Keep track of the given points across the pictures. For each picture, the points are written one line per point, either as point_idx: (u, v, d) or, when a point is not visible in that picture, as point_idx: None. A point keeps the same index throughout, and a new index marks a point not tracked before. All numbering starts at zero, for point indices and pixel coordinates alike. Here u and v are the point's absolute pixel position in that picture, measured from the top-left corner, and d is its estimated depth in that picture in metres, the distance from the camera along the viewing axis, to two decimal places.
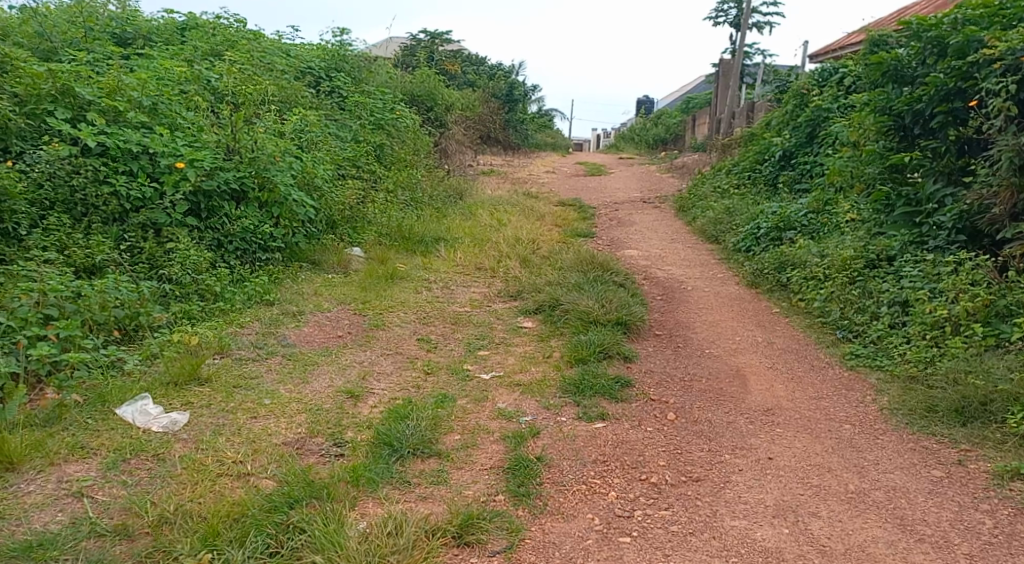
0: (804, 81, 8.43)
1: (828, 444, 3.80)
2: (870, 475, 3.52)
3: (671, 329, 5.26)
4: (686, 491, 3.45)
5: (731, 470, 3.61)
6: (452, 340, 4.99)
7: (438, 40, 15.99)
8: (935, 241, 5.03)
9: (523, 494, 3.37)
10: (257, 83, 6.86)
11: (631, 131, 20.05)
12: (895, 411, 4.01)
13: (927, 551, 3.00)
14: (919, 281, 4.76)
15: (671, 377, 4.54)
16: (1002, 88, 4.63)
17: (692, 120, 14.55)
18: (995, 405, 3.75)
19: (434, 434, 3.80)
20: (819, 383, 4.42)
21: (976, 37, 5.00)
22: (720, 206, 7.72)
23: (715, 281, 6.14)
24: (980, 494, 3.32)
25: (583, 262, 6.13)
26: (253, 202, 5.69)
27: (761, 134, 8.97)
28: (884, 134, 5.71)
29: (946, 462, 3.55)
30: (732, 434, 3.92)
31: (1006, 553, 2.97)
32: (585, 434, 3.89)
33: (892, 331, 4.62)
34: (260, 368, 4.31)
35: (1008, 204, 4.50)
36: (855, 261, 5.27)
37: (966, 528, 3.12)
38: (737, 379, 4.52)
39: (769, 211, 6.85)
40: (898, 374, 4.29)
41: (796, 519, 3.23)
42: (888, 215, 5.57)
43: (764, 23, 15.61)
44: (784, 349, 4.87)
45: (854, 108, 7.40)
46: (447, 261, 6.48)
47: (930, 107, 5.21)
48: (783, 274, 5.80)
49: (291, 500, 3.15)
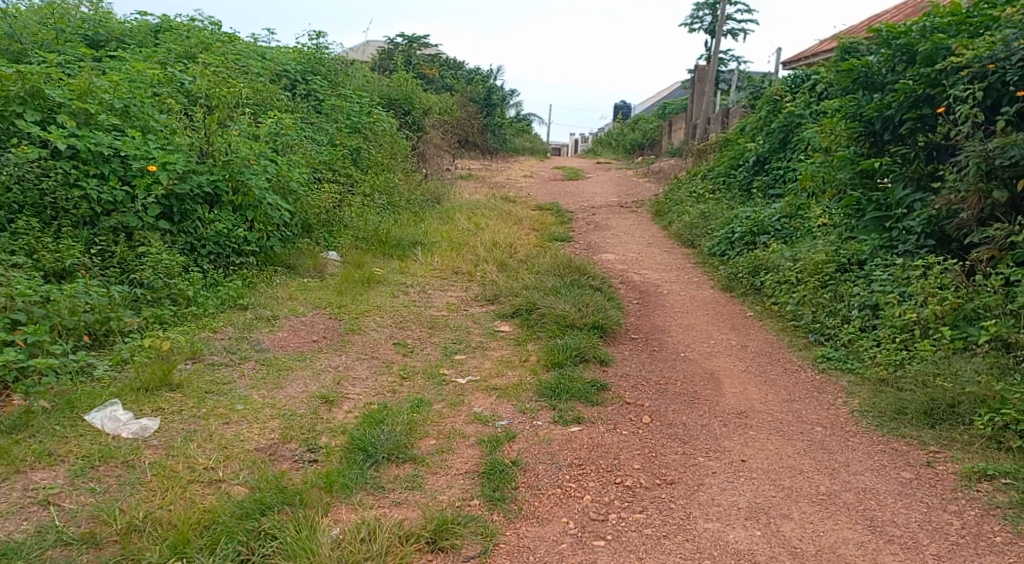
0: (778, 87, 8.54)
1: (800, 446, 3.84)
2: (841, 477, 3.55)
3: (646, 332, 5.29)
4: (660, 493, 3.47)
5: (705, 472, 3.63)
6: (428, 345, 4.98)
7: (417, 44, 15.97)
8: (905, 245, 5.08)
9: (497, 498, 3.37)
10: (231, 85, 6.81)
11: (608, 136, 20.14)
12: (866, 413, 4.06)
13: (896, 552, 3.04)
14: (889, 285, 4.83)
15: (646, 380, 4.57)
16: (970, 95, 4.74)
17: (669, 125, 14.64)
18: (963, 406, 3.81)
19: (409, 439, 3.78)
20: (792, 386, 4.46)
21: (944, 45, 5.10)
22: (696, 210, 7.78)
23: (690, 284, 6.18)
24: (948, 495, 3.37)
25: (559, 266, 6.15)
26: (227, 206, 5.65)
27: (736, 139, 9.06)
28: (855, 140, 5.79)
29: (916, 463, 3.60)
30: (706, 437, 3.95)
31: (973, 553, 3.02)
32: (560, 438, 3.90)
33: (863, 334, 4.68)
34: (233, 373, 4.27)
35: (975, 209, 4.60)
36: (827, 265, 5.33)
37: (934, 528, 3.16)
38: (712, 382, 4.55)
39: (744, 216, 6.91)
40: (869, 377, 4.34)
41: (768, 521, 3.26)
42: (859, 220, 5.63)
43: (739, 30, 15.78)
44: (757, 353, 4.91)
45: (825, 114, 7.49)
46: (423, 265, 6.48)
47: (899, 113, 5.28)
48: (757, 278, 5.86)
49: (263, 506, 3.12)
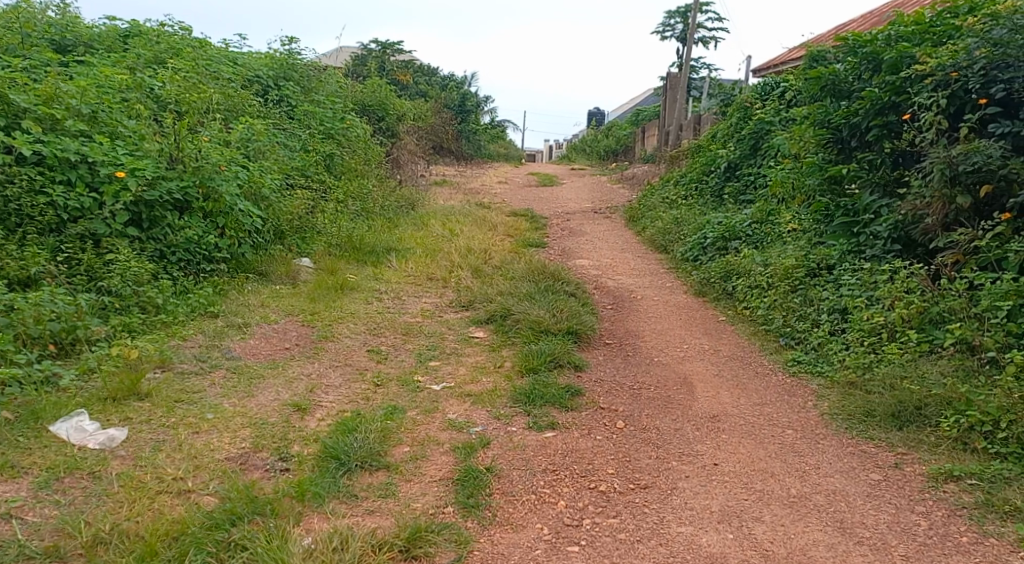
0: (747, 95, 8.64)
1: (771, 449, 3.87)
2: (812, 479, 3.59)
3: (620, 337, 5.31)
4: (634, 498, 3.48)
5: (678, 476, 3.65)
6: (402, 351, 4.96)
7: (390, 50, 15.94)
8: (872, 250, 5.17)
9: (471, 505, 3.36)
10: (202, 90, 6.74)
11: (582, 143, 20.24)
12: (835, 416, 4.11)
13: (865, 553, 3.08)
14: (857, 289, 4.90)
15: (620, 385, 4.59)
16: (933, 103, 4.84)
17: (642, 132, 14.75)
18: (929, 409, 3.88)
19: (382, 447, 3.76)
20: (763, 389, 4.51)
21: (908, 53, 5.19)
22: (669, 216, 7.84)
23: (663, 289, 6.23)
24: (916, 496, 3.42)
25: (534, 272, 6.17)
26: (198, 212, 5.58)
27: (708, 145, 9.16)
28: (823, 147, 5.85)
29: (884, 465, 3.66)
30: (679, 441, 3.98)
31: (940, 553, 3.06)
32: (535, 444, 3.90)
33: (832, 337, 4.74)
34: (203, 382, 4.22)
35: (939, 215, 4.68)
36: (797, 269, 5.40)
37: (902, 530, 3.21)
38: (684, 387, 4.59)
39: (716, 221, 6.98)
40: (838, 381, 4.40)
41: (741, 524, 3.28)
42: (828, 225, 5.72)
43: (710, 38, 15.97)
44: (729, 357, 4.96)
45: (794, 121, 7.59)
46: (398, 271, 6.45)
47: (866, 121, 5.40)
48: (729, 282, 5.91)
49: (233, 516, 3.08)
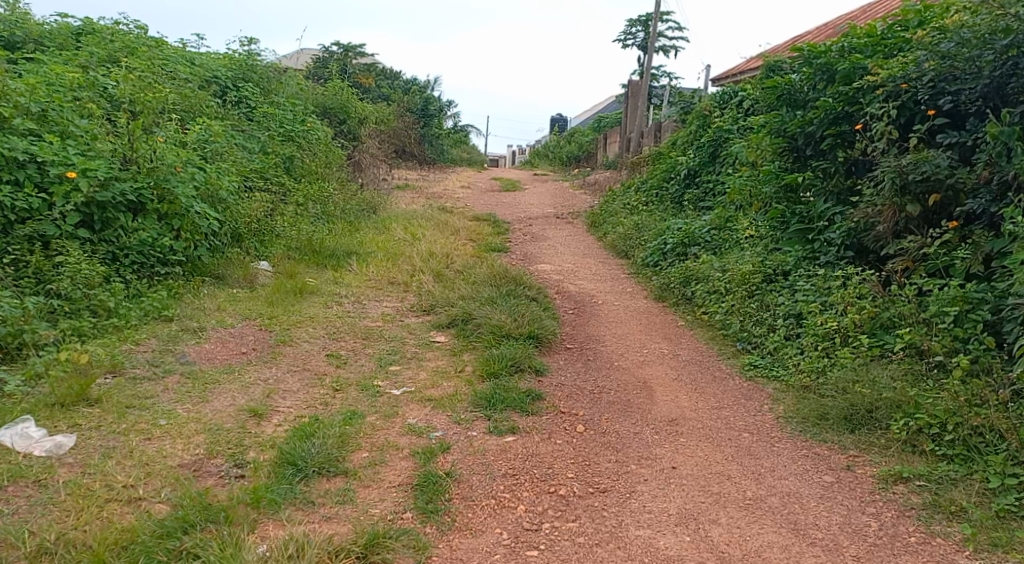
0: (706, 103, 8.78)
1: (728, 452, 3.93)
2: (767, 482, 3.65)
3: (581, 342, 5.33)
4: (593, 502, 3.49)
5: (637, 480, 3.68)
6: (362, 356, 4.91)
7: (352, 53, 15.85)
8: (826, 256, 5.29)
9: (430, 510, 3.34)
10: (158, 90, 6.62)
11: (545, 148, 20.32)
12: (789, 419, 4.19)
13: (817, 554, 3.13)
14: (812, 294, 5.01)
15: (581, 390, 4.61)
16: (885, 113, 4.97)
17: (603, 138, 14.90)
18: (880, 412, 3.97)
19: (340, 452, 3.72)
20: (721, 393, 4.57)
21: (861, 64, 5.34)
22: (630, 221, 7.92)
23: (624, 294, 6.27)
24: (867, 497, 3.49)
25: (495, 276, 6.17)
26: (152, 214, 5.47)
27: (668, 152, 9.27)
28: (779, 155, 5.98)
29: (836, 467, 3.73)
30: (638, 444, 4.01)
31: (889, 553, 3.13)
32: (495, 448, 3.90)
33: (787, 342, 4.83)
34: (156, 387, 4.13)
35: (890, 222, 4.80)
36: (754, 275, 5.49)
37: (854, 531, 3.27)
38: (644, 391, 4.63)
39: (676, 227, 7.06)
40: (793, 385, 4.49)
41: (697, 526, 3.32)
42: (784, 232, 5.83)
43: (669, 47, 16.19)
44: (688, 361, 5.02)
45: (751, 130, 7.73)
46: (359, 275, 6.40)
47: (820, 130, 5.50)
48: (688, 288, 5.99)
49: (185, 524, 3.02)
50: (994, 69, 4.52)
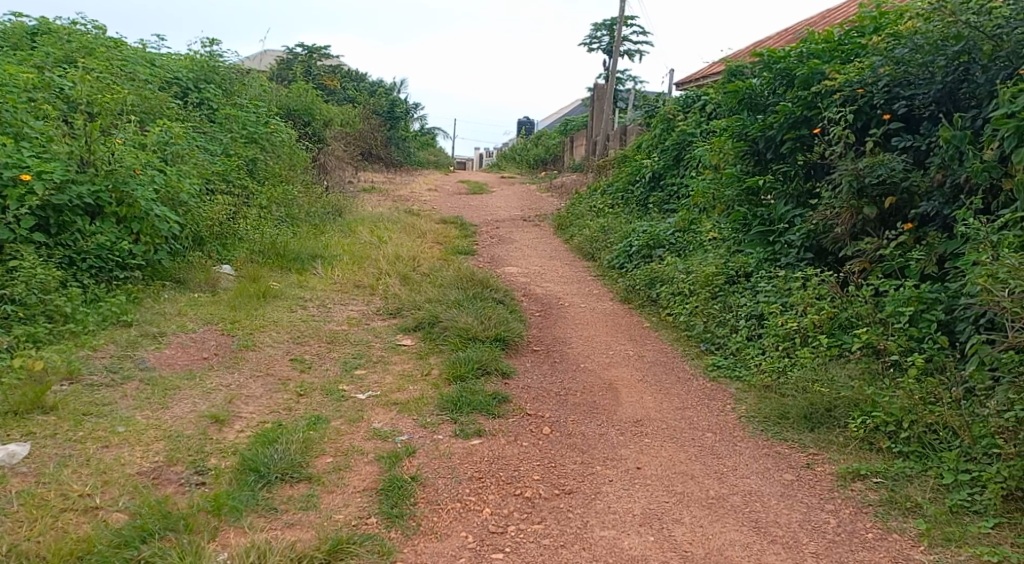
0: (670, 107, 8.88)
1: (691, 452, 3.97)
2: (730, 480, 3.70)
3: (547, 344, 5.35)
4: (559, 503, 3.51)
5: (602, 481, 3.71)
6: (327, 360, 4.88)
7: (317, 54, 15.81)
8: (787, 258, 5.37)
9: (395, 515, 3.32)
10: (116, 92, 6.52)
11: (512, 151, 20.36)
12: (751, 418, 4.26)
13: (778, 551, 3.18)
14: (773, 296, 5.09)
15: (547, 392, 4.63)
16: (842, 117, 5.05)
17: (570, 141, 14.99)
18: (838, 410, 4.05)
19: (304, 458, 3.69)
20: (684, 394, 4.62)
21: (819, 69, 5.44)
22: (596, 224, 7.98)
23: (591, 296, 6.31)
24: (826, 494, 3.55)
25: (462, 279, 6.17)
26: (111, 217, 5.37)
27: (633, 155, 9.35)
28: (740, 159, 6.06)
29: (796, 465, 3.80)
30: (604, 446, 4.04)
31: (848, 549, 3.18)
32: (461, 452, 3.90)
33: (749, 342, 4.91)
34: (114, 394, 4.05)
35: (848, 224, 4.89)
36: (717, 277, 5.56)
37: (813, 528, 3.33)
38: (610, 392, 4.66)
39: (641, 230, 7.12)
40: (755, 384, 4.56)
41: (661, 526, 3.35)
42: (746, 234, 5.91)
43: (635, 51, 16.33)
44: (653, 362, 5.06)
45: (714, 133, 7.84)
46: (324, 278, 6.35)
47: (780, 134, 5.59)
48: (653, 289, 6.04)
49: (144, 533, 2.97)
50: (946, 74, 4.66)
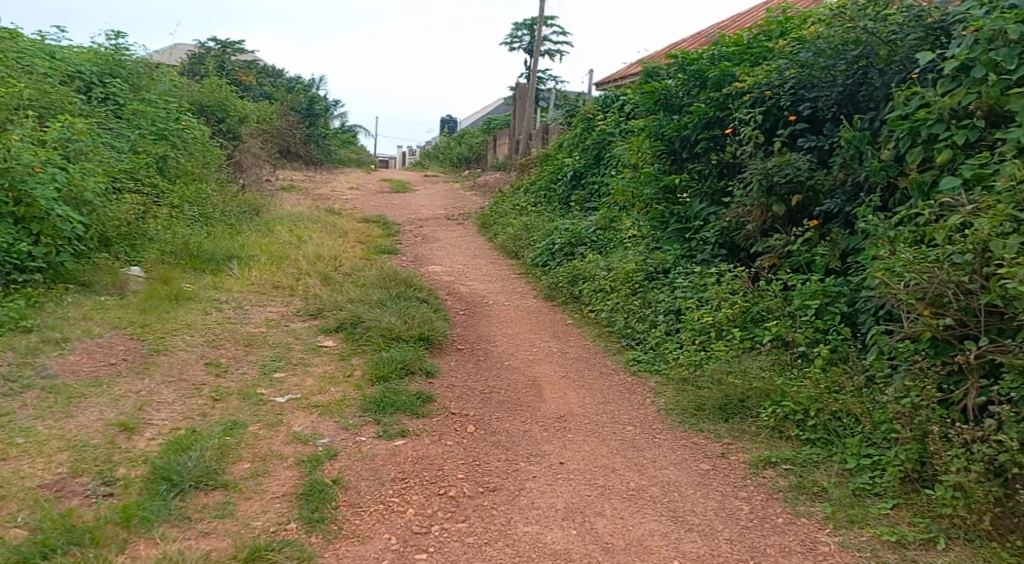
0: (590, 107, 9.03)
1: (612, 446, 4.05)
2: (649, 472, 3.79)
3: (472, 342, 5.35)
4: (482, 501, 3.52)
5: (526, 477, 3.74)
6: (244, 364, 4.74)
7: (231, 49, 15.38)
8: (702, 254, 5.54)
9: (315, 520, 3.26)
10: (11, 85, 6.17)
11: (434, 149, 20.27)
12: (670, 411, 4.37)
13: (694, 539, 3.27)
14: (690, 291, 5.24)
15: (471, 390, 4.63)
16: (751, 118, 5.30)
17: (492, 140, 15.04)
18: (751, 401, 4.20)
19: (219, 465, 3.58)
20: (606, 389, 4.71)
21: (729, 72, 5.64)
22: (518, 222, 8.02)
23: (514, 294, 6.35)
24: (739, 482, 3.68)
25: (384, 278, 6.11)
26: (7, 217, 5.08)
27: (554, 155, 9.46)
28: (658, 158, 6.29)
29: (712, 455, 3.92)
30: (527, 442, 4.07)
31: (759, 534, 3.30)
32: (383, 453, 3.86)
33: (667, 337, 5.05)
34: (12, 404, 3.83)
35: (759, 222, 5.08)
36: (636, 274, 5.68)
37: (727, 515, 3.44)
38: (533, 389, 4.70)
39: (563, 228, 7.20)
40: (673, 377, 4.69)
41: (583, 519, 3.40)
42: (663, 231, 6.05)
43: (555, 51, 16.52)
44: (576, 358, 5.13)
45: (632, 133, 8.01)
46: (240, 279, 6.18)
47: (695, 133, 5.83)
48: (575, 287, 6.12)
49: (46, 550, 2.83)
50: (846, 78, 4.87)
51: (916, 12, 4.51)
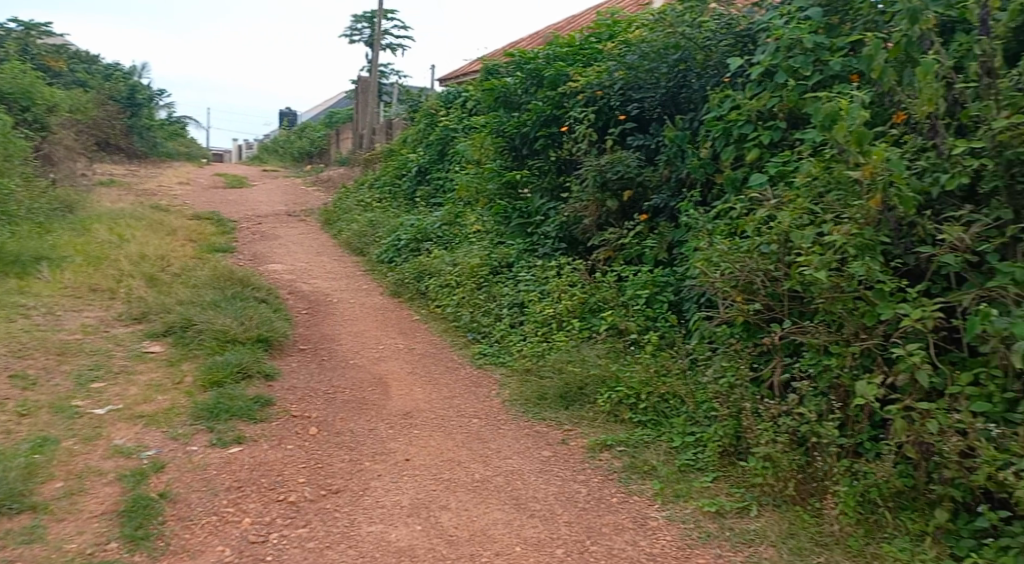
0: (432, 102, 9.06)
1: (458, 439, 4.08)
2: (493, 462, 3.85)
3: (315, 342, 5.21)
4: (325, 504, 3.43)
5: (370, 476, 3.68)
6: (57, 375, 4.34)
7: (36, 32, 14.00)
8: (544, 248, 5.71)
9: (139, 537, 3.04)
10: None
11: (274, 143, 19.51)
12: (513, 402, 4.47)
13: (536, 524, 3.34)
14: (532, 285, 5.37)
15: (314, 391, 4.51)
16: (585, 116, 5.52)
17: (336, 134, 14.71)
18: (588, 388, 4.38)
19: (26, 486, 3.25)
20: (452, 383, 4.74)
21: (564, 71, 5.84)
22: (363, 218, 7.89)
23: (360, 292, 6.24)
24: (578, 466, 3.83)
25: (218, 278, 5.80)
26: None
27: (399, 150, 9.39)
28: (500, 154, 6.41)
29: (553, 442, 4.05)
30: (372, 441, 4.02)
31: (596, 514, 3.44)
32: (217, 462, 3.66)
33: (511, 330, 5.16)
34: None
35: (595, 216, 5.34)
36: (481, 268, 5.75)
37: (567, 499, 3.55)
38: (379, 386, 4.64)
39: (408, 223, 7.16)
40: (517, 368, 4.80)
41: (428, 514, 3.39)
42: (507, 226, 6.18)
43: (398, 46, 16.43)
44: (423, 354, 5.13)
45: (474, 129, 8.11)
46: (52, 283, 5.65)
47: (534, 130, 6.02)
48: (422, 283, 6.10)
49: None
50: (669, 80, 5.15)
51: (727, 20, 4.90)
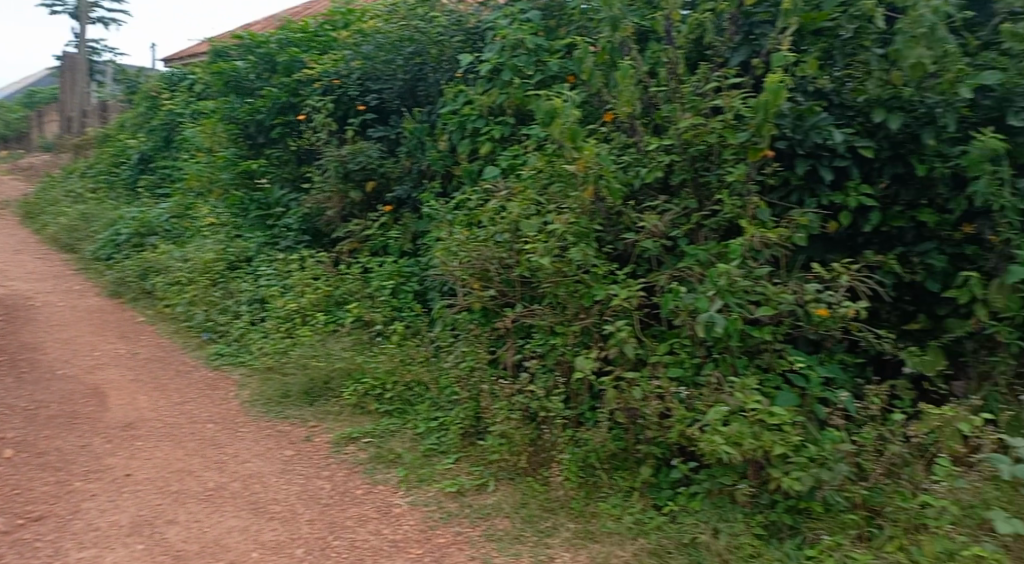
0: (154, 84, 8.35)
1: (190, 447, 3.79)
2: (230, 468, 3.63)
3: (13, 353, 4.54)
4: (21, 535, 2.98)
5: (82, 498, 3.29)
6: None
7: None
8: (285, 241, 5.52)
9: None
10: None
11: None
12: (253, 402, 4.26)
13: (275, 527, 3.16)
14: (274, 279, 5.16)
15: (12, 409, 3.94)
16: (323, 105, 5.40)
17: (37, 115, 12.93)
18: (334, 381, 4.31)
19: None
20: (184, 388, 4.39)
21: (298, 58, 5.78)
22: (73, 211, 7.03)
23: (71, 294, 5.54)
24: (322, 462, 3.73)
25: None
26: None
27: (116, 135, 8.50)
28: (234, 142, 6.14)
29: (296, 440, 3.92)
30: (85, 459, 3.59)
31: (341, 508, 3.35)
32: None
33: (251, 327, 4.91)
34: None
35: (338, 208, 5.28)
36: (216, 264, 5.40)
37: (310, 496, 3.42)
38: (94, 398, 4.16)
39: (130, 216, 6.52)
40: (258, 367, 4.58)
41: (151, 532, 3.06)
42: (244, 218, 5.92)
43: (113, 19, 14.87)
44: (149, 359, 4.69)
45: (203, 114, 7.59)
46: None
47: (269, 118, 5.85)
48: (147, 281, 5.57)
49: None
50: (405, 72, 5.24)
51: (456, 17, 5.12)
